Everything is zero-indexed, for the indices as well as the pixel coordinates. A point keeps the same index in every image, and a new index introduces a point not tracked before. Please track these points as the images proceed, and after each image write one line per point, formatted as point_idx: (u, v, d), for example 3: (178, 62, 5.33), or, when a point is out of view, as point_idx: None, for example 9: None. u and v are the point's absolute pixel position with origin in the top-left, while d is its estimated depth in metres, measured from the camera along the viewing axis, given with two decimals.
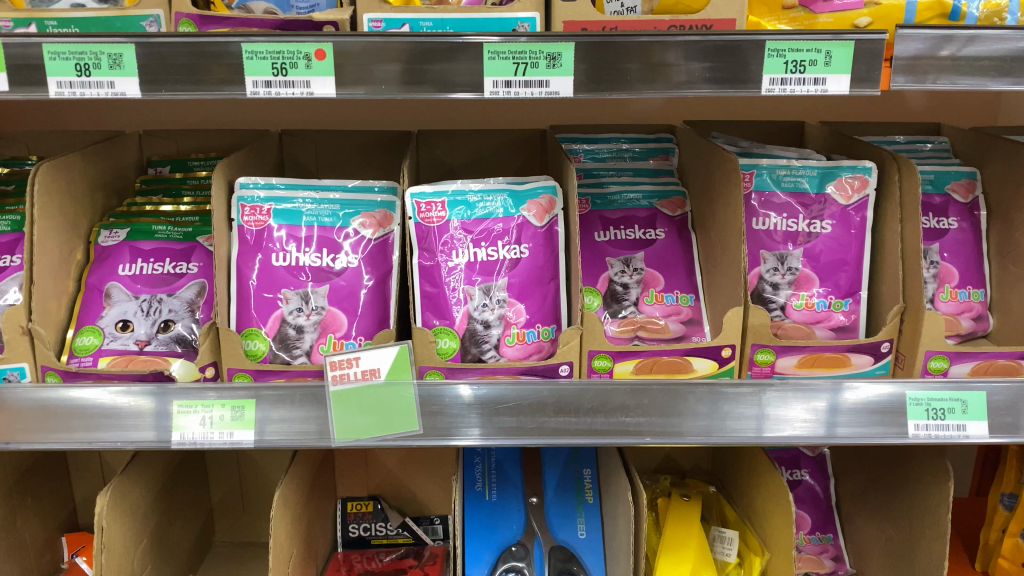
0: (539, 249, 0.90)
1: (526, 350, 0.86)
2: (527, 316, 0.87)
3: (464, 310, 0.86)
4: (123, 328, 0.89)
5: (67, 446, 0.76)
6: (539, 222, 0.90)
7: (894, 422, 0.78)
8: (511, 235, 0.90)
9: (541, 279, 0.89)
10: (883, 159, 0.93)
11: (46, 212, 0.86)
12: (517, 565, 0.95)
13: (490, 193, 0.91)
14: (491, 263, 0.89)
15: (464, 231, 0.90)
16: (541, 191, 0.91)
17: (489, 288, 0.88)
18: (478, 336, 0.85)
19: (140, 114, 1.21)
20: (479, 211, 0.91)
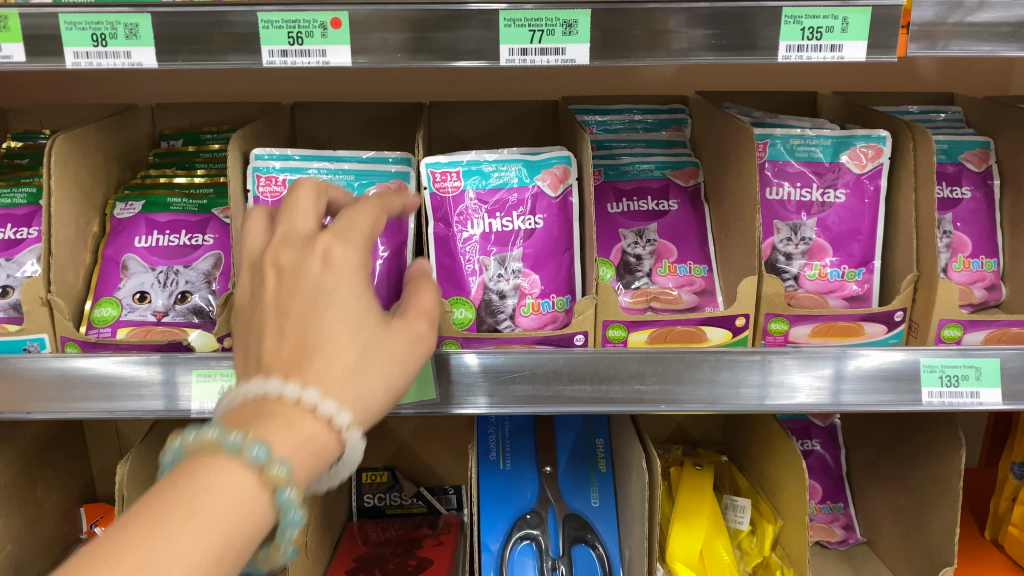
0: (554, 220, 0.90)
1: (542, 320, 0.86)
2: (543, 286, 0.87)
3: (479, 280, 0.87)
4: (141, 300, 0.90)
5: (87, 416, 0.77)
6: (554, 191, 0.90)
7: (908, 389, 0.78)
8: (526, 206, 0.90)
9: (556, 250, 0.89)
10: (897, 127, 0.92)
11: (63, 184, 0.86)
12: (531, 533, 0.97)
13: (505, 164, 0.91)
14: (508, 234, 0.89)
15: (480, 202, 0.90)
16: (556, 160, 0.91)
17: (506, 260, 0.88)
18: (493, 306, 0.86)
19: (153, 88, 1.21)
20: (495, 182, 0.91)
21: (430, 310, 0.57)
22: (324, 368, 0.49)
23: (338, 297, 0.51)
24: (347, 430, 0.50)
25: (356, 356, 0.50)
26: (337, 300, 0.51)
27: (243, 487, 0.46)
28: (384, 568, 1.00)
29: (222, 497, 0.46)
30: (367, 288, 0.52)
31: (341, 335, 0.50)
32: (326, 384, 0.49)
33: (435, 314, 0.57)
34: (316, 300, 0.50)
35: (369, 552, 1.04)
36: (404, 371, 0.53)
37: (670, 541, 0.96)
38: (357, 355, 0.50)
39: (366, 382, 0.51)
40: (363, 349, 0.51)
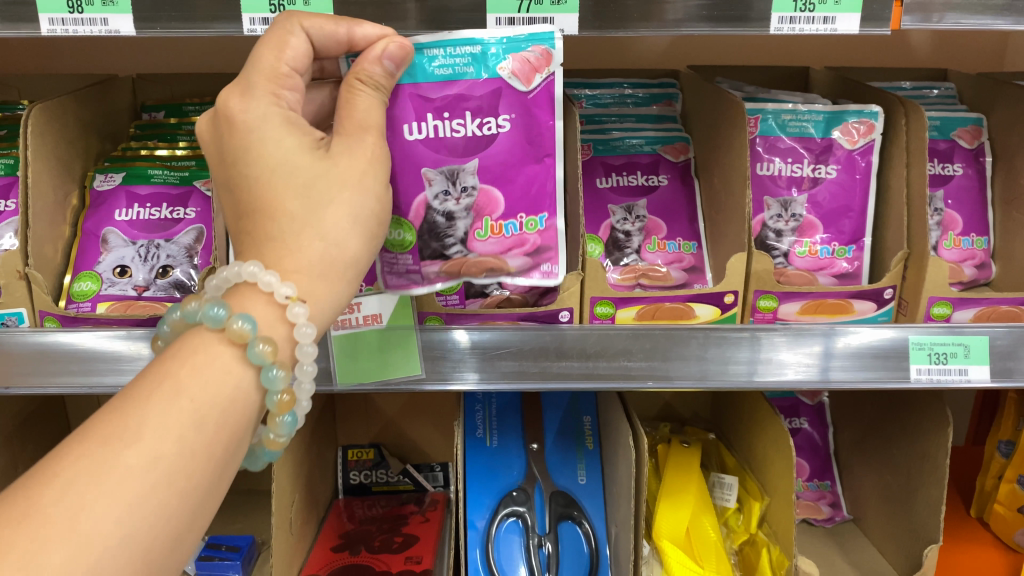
0: (522, 122, 0.71)
1: (503, 246, 0.74)
2: (505, 204, 0.73)
3: (420, 199, 0.71)
4: (121, 274, 0.88)
5: (67, 391, 0.75)
6: (524, 87, 0.70)
7: (897, 365, 0.77)
8: (486, 106, 0.70)
9: (523, 158, 0.72)
10: (890, 104, 0.92)
11: (40, 154, 0.84)
12: (517, 510, 0.96)
13: (456, 45, 0.68)
14: (460, 140, 0.71)
15: (421, 96, 0.69)
16: (530, 42, 0.68)
17: (456, 172, 0.71)
18: (440, 230, 0.72)
19: (134, 57, 1.19)
20: (442, 69, 0.69)
21: (366, 119, 0.61)
22: (275, 223, 0.57)
23: (257, 151, 0.57)
24: (292, 303, 0.56)
25: (296, 198, 0.57)
26: (261, 152, 0.57)
27: (216, 348, 0.54)
28: (369, 546, 1.00)
29: (193, 361, 0.53)
30: (291, 132, 0.58)
31: (275, 185, 0.57)
32: (277, 243, 0.57)
33: (376, 122, 0.61)
34: (244, 159, 0.57)
35: (355, 529, 1.03)
36: (358, 189, 0.59)
37: (657, 520, 0.95)
38: (298, 195, 0.57)
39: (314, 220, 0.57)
40: (302, 186, 0.57)
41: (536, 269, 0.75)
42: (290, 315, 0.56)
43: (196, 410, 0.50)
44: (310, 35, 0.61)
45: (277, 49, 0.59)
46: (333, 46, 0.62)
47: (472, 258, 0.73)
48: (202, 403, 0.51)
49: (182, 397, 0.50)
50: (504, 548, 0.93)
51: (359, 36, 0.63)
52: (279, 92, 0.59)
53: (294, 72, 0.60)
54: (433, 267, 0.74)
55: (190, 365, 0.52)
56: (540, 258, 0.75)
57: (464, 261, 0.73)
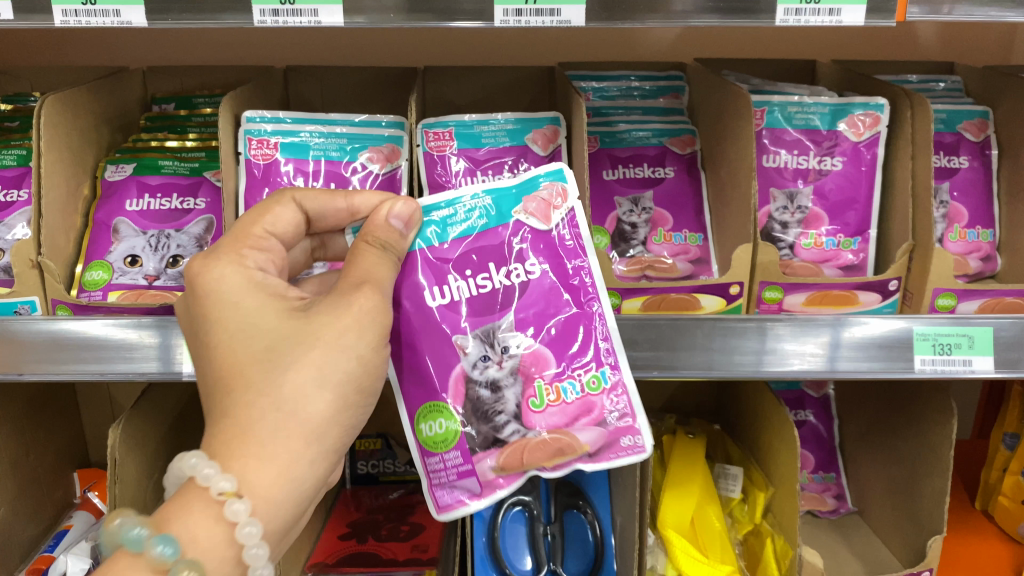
0: (551, 263, 0.71)
1: (566, 415, 0.70)
2: (557, 364, 0.71)
3: (458, 371, 0.70)
4: (132, 263, 0.89)
5: (78, 378, 0.76)
6: (545, 225, 0.71)
7: (901, 356, 0.76)
8: (510, 257, 0.71)
9: (558, 305, 0.71)
10: (895, 95, 0.92)
11: (53, 145, 0.85)
12: (524, 499, 0.96)
13: (467, 203, 0.70)
14: (488, 294, 0.71)
15: (436, 260, 0.70)
16: (542, 180, 0.71)
17: (491, 333, 0.70)
18: (488, 406, 0.71)
19: (144, 49, 1.20)
20: (455, 228, 0.70)
21: (359, 274, 0.63)
22: (235, 396, 0.57)
23: (218, 315, 0.58)
24: (230, 498, 0.55)
25: (258, 366, 0.57)
26: (226, 319, 0.58)
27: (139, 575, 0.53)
28: (377, 534, 1.01)
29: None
30: (258, 293, 0.60)
31: (242, 350, 0.58)
32: (238, 427, 0.56)
33: (370, 276, 0.63)
34: (213, 329, 0.58)
35: (362, 518, 1.04)
36: (329, 352, 0.58)
37: (661, 508, 0.96)
38: (262, 360, 0.57)
39: (296, 398, 0.57)
40: (266, 350, 0.58)
41: (609, 434, 0.70)
42: (230, 514, 0.55)
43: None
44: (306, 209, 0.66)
45: (258, 215, 0.64)
46: (332, 215, 0.67)
47: (531, 436, 0.70)
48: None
49: None
50: (510, 538, 0.95)
51: (357, 200, 0.67)
52: (254, 257, 0.61)
53: (272, 236, 0.64)
54: (487, 459, 0.70)
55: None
56: (614, 426, 0.70)
57: (523, 442, 0.70)
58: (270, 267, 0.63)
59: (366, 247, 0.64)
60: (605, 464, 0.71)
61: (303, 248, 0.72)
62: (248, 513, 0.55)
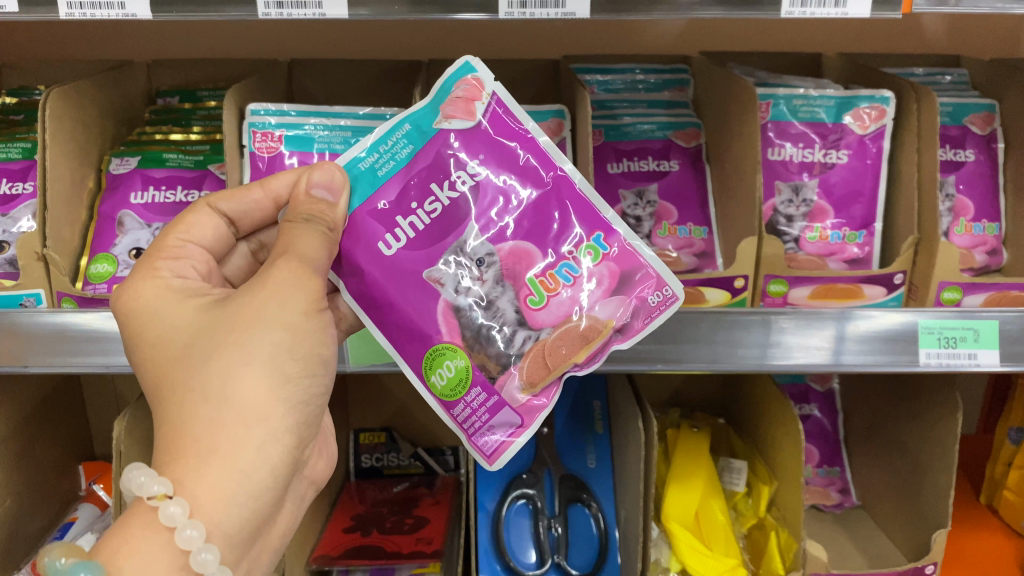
0: (494, 155, 0.67)
1: (574, 297, 0.65)
2: (542, 253, 0.66)
3: (443, 305, 0.66)
4: (137, 256, 0.89)
5: (85, 370, 0.76)
6: (472, 122, 0.66)
7: (905, 350, 0.76)
8: (445, 168, 0.66)
9: (521, 194, 0.66)
10: (902, 89, 0.92)
11: (57, 138, 0.85)
12: (528, 492, 0.97)
13: (387, 139, 0.67)
14: (444, 216, 0.67)
15: (376, 209, 0.66)
16: (453, 78, 0.66)
17: (461, 249, 0.66)
18: (486, 325, 0.66)
19: (149, 43, 1.20)
20: (386, 168, 0.67)
21: (284, 250, 0.60)
22: (166, 404, 0.55)
23: (137, 332, 0.58)
24: (163, 502, 0.51)
25: (182, 366, 0.56)
26: (147, 330, 0.58)
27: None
28: (381, 527, 1.01)
29: None
30: (175, 296, 0.59)
31: (163, 354, 0.57)
32: (173, 430, 0.54)
33: (296, 251, 0.60)
34: (135, 341, 0.58)
35: (366, 511, 1.05)
36: (251, 329, 0.56)
37: (666, 502, 0.96)
38: (182, 358, 0.56)
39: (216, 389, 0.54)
40: (186, 347, 0.56)
41: (633, 300, 0.65)
42: (163, 518, 0.50)
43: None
44: (224, 210, 0.66)
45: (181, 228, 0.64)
46: (254, 208, 0.67)
47: (545, 336, 0.65)
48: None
49: None
50: (514, 531, 0.95)
51: (275, 185, 0.66)
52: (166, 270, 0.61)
53: (190, 242, 0.64)
54: (512, 380, 0.65)
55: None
56: (630, 287, 0.66)
57: (541, 346, 0.65)
58: (191, 272, 0.63)
59: (290, 228, 0.61)
60: (639, 333, 0.66)
61: (240, 252, 0.71)
62: (185, 514, 0.51)
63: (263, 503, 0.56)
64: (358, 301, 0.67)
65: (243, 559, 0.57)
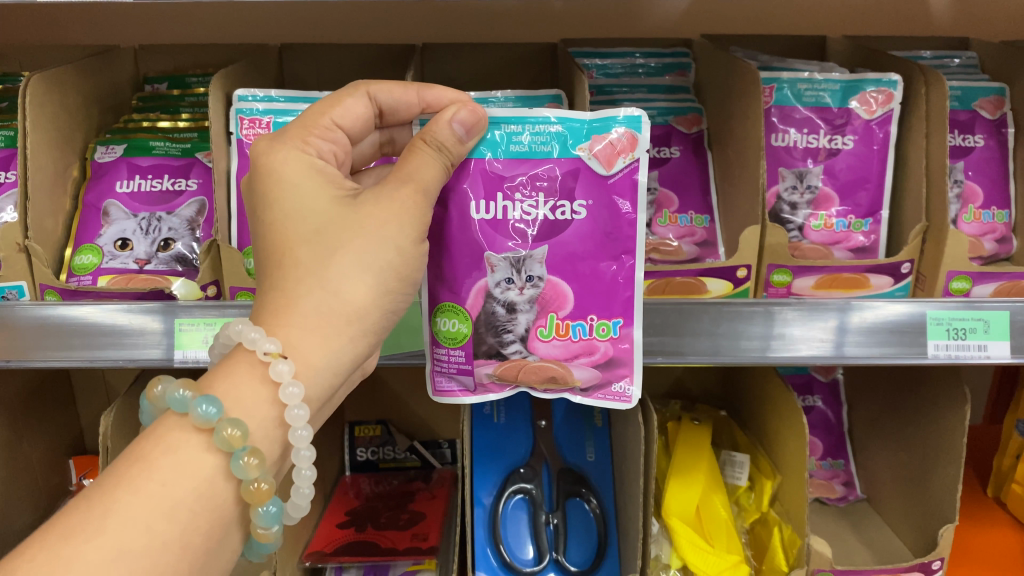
0: (601, 207, 0.66)
1: (568, 350, 0.67)
2: (577, 304, 0.67)
3: (481, 285, 0.67)
4: (123, 247, 0.87)
5: (68, 364, 0.73)
6: (604, 170, 0.65)
7: (914, 342, 0.73)
8: (564, 188, 0.66)
9: (599, 250, 0.66)
10: (910, 72, 0.89)
11: (39, 124, 0.83)
12: (525, 487, 0.95)
13: (539, 125, 0.65)
14: (527, 222, 0.66)
15: (489, 176, 0.66)
16: (619, 123, 0.65)
17: (522, 258, 0.66)
18: (499, 322, 0.67)
19: (137, 28, 1.17)
20: (518, 147, 0.66)
21: (411, 172, 0.59)
22: (283, 271, 0.56)
23: (274, 193, 0.57)
24: (275, 359, 0.53)
25: (307, 246, 0.56)
26: (280, 196, 0.57)
27: (185, 434, 0.51)
28: (376, 522, 0.99)
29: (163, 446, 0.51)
30: (318, 179, 0.58)
31: (291, 225, 0.56)
32: (286, 296, 0.55)
33: (422, 178, 0.59)
34: (266, 204, 0.57)
35: (361, 505, 1.03)
36: (369, 240, 0.56)
37: (666, 497, 0.94)
38: (310, 241, 0.56)
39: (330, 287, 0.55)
40: (314, 232, 0.56)
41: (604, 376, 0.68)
42: (273, 372, 0.53)
43: (168, 496, 0.48)
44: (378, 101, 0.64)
45: (331, 106, 0.61)
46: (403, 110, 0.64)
47: (531, 359, 0.67)
48: (174, 489, 0.49)
49: (151, 480, 0.48)
50: (512, 526, 0.92)
51: (431, 95, 0.64)
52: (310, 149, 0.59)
53: (340, 128, 0.62)
54: (486, 366, 0.68)
55: (159, 447, 0.50)
56: (611, 371, 0.68)
57: (523, 362, 0.68)
58: (331, 157, 0.61)
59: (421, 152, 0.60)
60: (592, 400, 0.69)
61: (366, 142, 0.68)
62: (291, 373, 0.53)
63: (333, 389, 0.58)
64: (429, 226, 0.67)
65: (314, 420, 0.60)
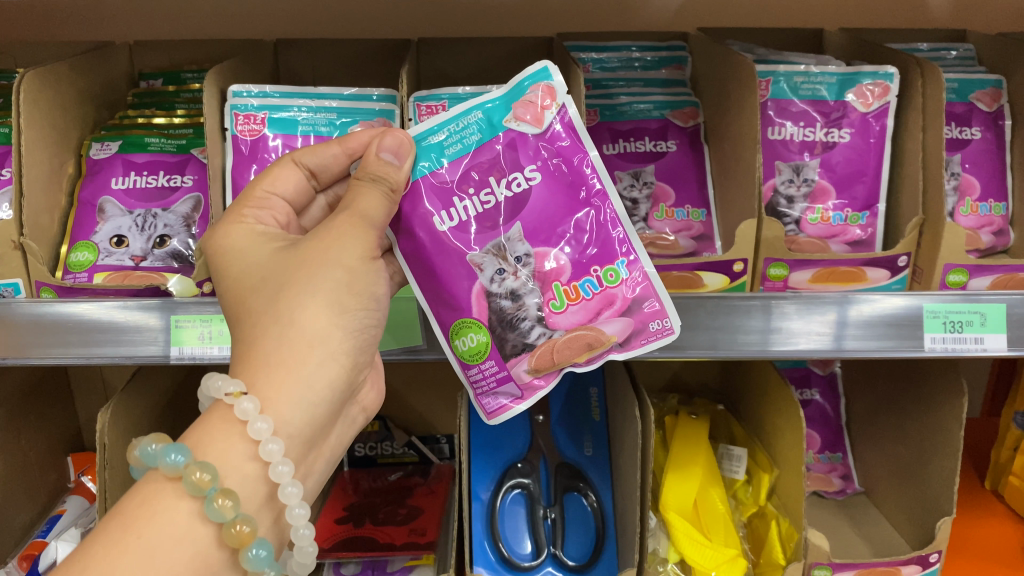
0: (550, 163, 0.66)
1: (589, 311, 0.66)
2: (573, 264, 0.66)
3: (477, 288, 0.66)
4: (118, 244, 0.87)
5: (64, 362, 0.72)
6: (538, 128, 0.66)
7: (910, 335, 0.73)
8: (509, 162, 0.66)
9: (568, 205, 0.66)
10: (906, 64, 0.88)
11: (34, 122, 0.83)
12: (522, 481, 0.96)
13: (460, 121, 0.67)
14: (494, 210, 0.67)
15: (437, 186, 0.66)
16: (530, 83, 0.66)
17: (502, 244, 0.66)
18: (510, 316, 0.66)
19: (132, 24, 1.17)
20: (453, 149, 0.66)
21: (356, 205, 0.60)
22: (243, 328, 0.57)
23: (226, 267, 0.60)
24: (238, 399, 0.53)
25: (258, 296, 0.57)
26: (232, 265, 0.60)
27: (159, 484, 0.51)
28: (374, 518, 0.99)
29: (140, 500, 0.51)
30: (260, 240, 0.61)
31: (245, 284, 0.59)
32: (249, 344, 0.56)
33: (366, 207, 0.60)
34: (221, 279, 0.60)
35: (359, 501, 1.03)
36: (317, 261, 0.57)
37: (666, 491, 0.93)
38: (258, 290, 0.58)
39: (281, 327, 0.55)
40: (263, 279, 0.58)
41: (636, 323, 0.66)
42: (238, 413, 0.53)
43: (146, 547, 0.48)
44: (306, 163, 0.66)
45: (264, 179, 0.65)
46: (332, 163, 0.66)
47: (558, 336, 0.65)
48: (151, 539, 0.49)
49: (129, 534, 0.48)
50: (509, 521, 0.92)
51: (352, 142, 0.66)
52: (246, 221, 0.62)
53: (274, 194, 0.65)
54: (520, 363, 0.66)
55: (138, 500, 0.51)
56: (640, 313, 0.65)
57: (551, 343, 0.65)
58: (272, 223, 0.64)
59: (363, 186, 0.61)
60: (638, 351, 0.66)
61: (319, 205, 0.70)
62: (257, 409, 0.53)
63: (320, 415, 0.57)
64: (409, 261, 0.67)
65: (303, 461, 0.58)
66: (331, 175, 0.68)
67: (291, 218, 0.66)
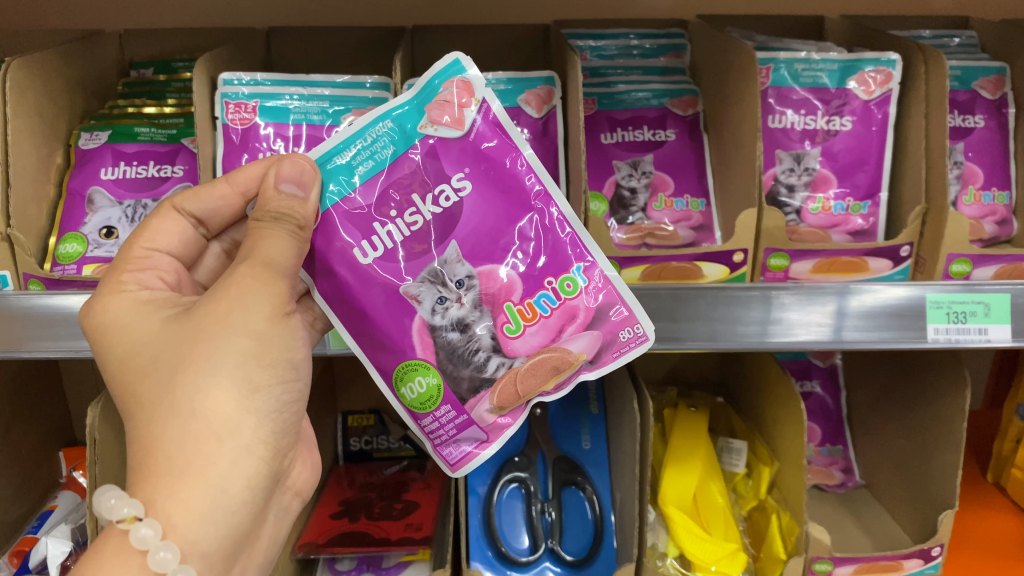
0: (476, 171, 0.64)
1: (550, 330, 0.64)
2: (523, 281, 0.64)
3: (419, 323, 0.64)
4: (108, 235, 0.86)
5: (52, 355, 0.71)
6: (459, 130, 0.64)
7: (913, 326, 0.71)
8: (432, 174, 0.64)
9: (506, 213, 0.64)
10: (910, 51, 0.87)
11: (21, 110, 0.81)
12: (520, 476, 0.94)
13: (369, 134, 0.64)
14: (422, 229, 0.64)
15: (351, 212, 0.63)
16: (440, 82, 0.63)
17: (439, 270, 0.64)
18: (461, 350, 0.64)
19: (122, 13, 1.15)
20: (365, 166, 0.64)
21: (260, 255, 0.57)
22: (136, 427, 0.54)
23: (110, 343, 0.57)
24: (134, 525, 0.49)
25: (149, 383, 0.54)
26: (115, 342, 0.57)
27: None
28: (369, 513, 0.98)
29: None
30: (144, 309, 0.58)
31: (131, 368, 0.55)
32: (145, 451, 0.52)
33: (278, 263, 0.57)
34: (104, 358, 0.57)
35: (354, 496, 1.02)
36: (215, 339, 0.54)
37: (664, 484, 0.92)
38: (147, 375, 0.54)
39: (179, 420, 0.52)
40: (152, 361, 0.55)
41: (605, 335, 0.64)
42: (136, 541, 0.49)
43: None
44: (189, 210, 0.65)
45: (146, 235, 0.64)
46: (220, 204, 0.65)
47: (519, 364, 0.64)
48: None
49: None
50: (507, 515, 0.92)
51: (239, 178, 0.64)
52: (126, 286, 0.60)
53: (156, 250, 0.63)
54: (481, 403, 0.64)
55: None
56: (608, 323, 0.64)
57: (512, 373, 0.64)
58: (159, 282, 0.62)
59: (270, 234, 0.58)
60: (611, 365, 0.64)
61: (212, 253, 0.70)
62: (157, 536, 0.50)
63: (243, 514, 0.55)
64: (331, 303, 0.64)
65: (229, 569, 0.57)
66: (220, 218, 0.66)
67: (179, 272, 0.65)
